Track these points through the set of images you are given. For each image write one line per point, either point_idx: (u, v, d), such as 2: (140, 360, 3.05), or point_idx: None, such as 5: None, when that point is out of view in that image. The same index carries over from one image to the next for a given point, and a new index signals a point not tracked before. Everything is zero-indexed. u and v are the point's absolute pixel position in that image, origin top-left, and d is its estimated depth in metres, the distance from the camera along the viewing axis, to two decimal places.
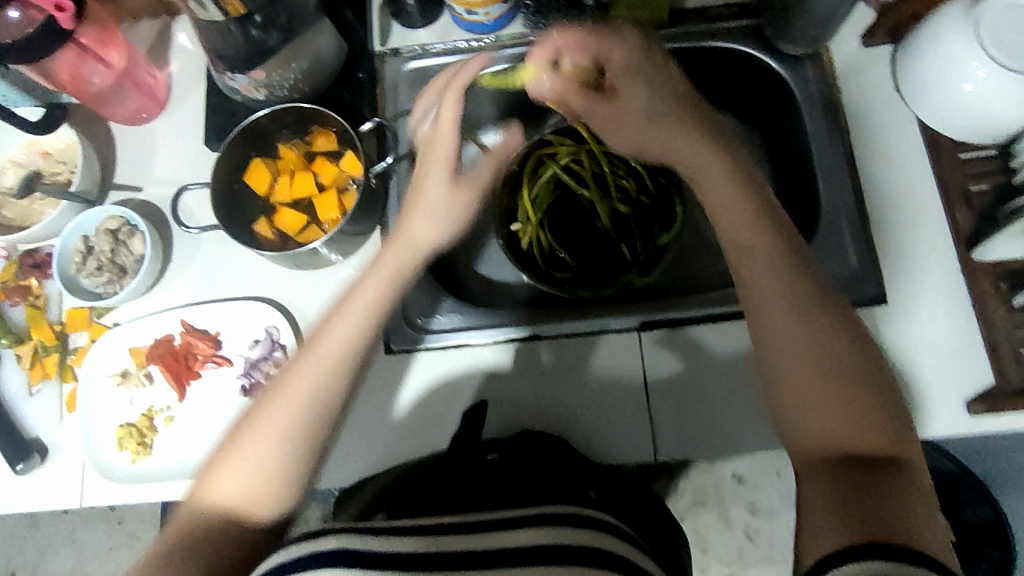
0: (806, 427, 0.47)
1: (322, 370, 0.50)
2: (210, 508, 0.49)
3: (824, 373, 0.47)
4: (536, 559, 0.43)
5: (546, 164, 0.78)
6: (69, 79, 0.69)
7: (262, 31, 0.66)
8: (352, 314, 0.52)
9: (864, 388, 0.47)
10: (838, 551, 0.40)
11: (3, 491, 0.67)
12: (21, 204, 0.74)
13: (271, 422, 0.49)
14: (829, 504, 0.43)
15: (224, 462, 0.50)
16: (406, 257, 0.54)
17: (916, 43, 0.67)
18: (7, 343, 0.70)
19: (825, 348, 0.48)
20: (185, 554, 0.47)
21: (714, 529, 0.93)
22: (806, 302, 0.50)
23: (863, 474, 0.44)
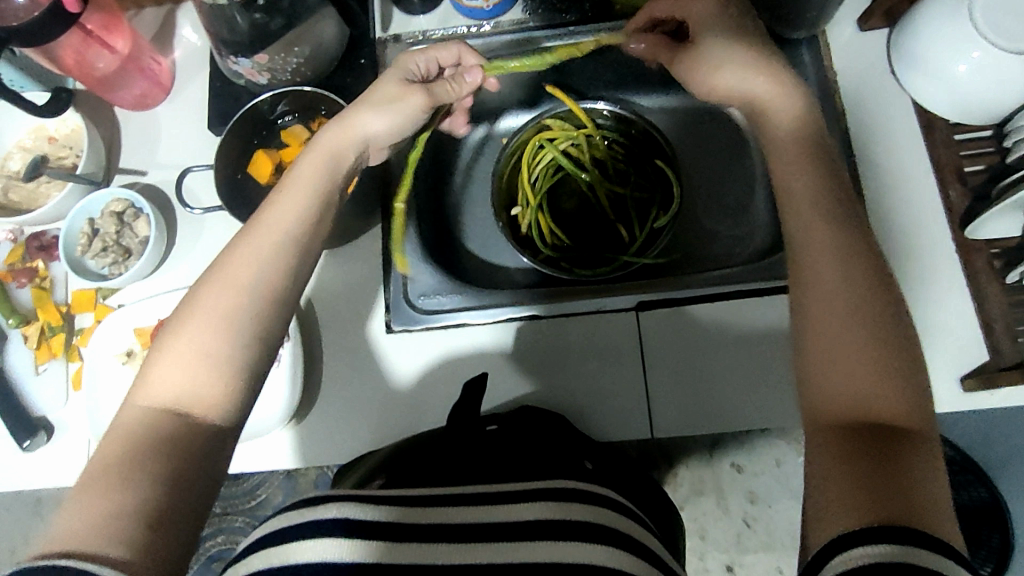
0: (820, 381, 0.42)
1: (265, 248, 0.46)
2: (146, 413, 0.42)
3: (853, 331, 0.42)
4: (538, 533, 0.42)
5: (546, 149, 0.79)
6: (74, 64, 0.70)
7: (265, 15, 0.68)
8: (290, 199, 0.49)
9: (894, 357, 0.41)
10: (849, 533, 0.35)
11: (11, 468, 0.68)
12: (28, 188, 0.75)
13: (214, 307, 0.44)
14: (850, 470, 0.38)
15: (164, 357, 0.43)
16: (341, 141, 0.54)
17: (910, 25, 0.67)
18: (14, 323, 0.71)
19: (858, 298, 0.43)
20: (121, 466, 0.39)
21: (712, 516, 0.93)
22: (854, 253, 0.44)
23: (876, 436, 0.39)
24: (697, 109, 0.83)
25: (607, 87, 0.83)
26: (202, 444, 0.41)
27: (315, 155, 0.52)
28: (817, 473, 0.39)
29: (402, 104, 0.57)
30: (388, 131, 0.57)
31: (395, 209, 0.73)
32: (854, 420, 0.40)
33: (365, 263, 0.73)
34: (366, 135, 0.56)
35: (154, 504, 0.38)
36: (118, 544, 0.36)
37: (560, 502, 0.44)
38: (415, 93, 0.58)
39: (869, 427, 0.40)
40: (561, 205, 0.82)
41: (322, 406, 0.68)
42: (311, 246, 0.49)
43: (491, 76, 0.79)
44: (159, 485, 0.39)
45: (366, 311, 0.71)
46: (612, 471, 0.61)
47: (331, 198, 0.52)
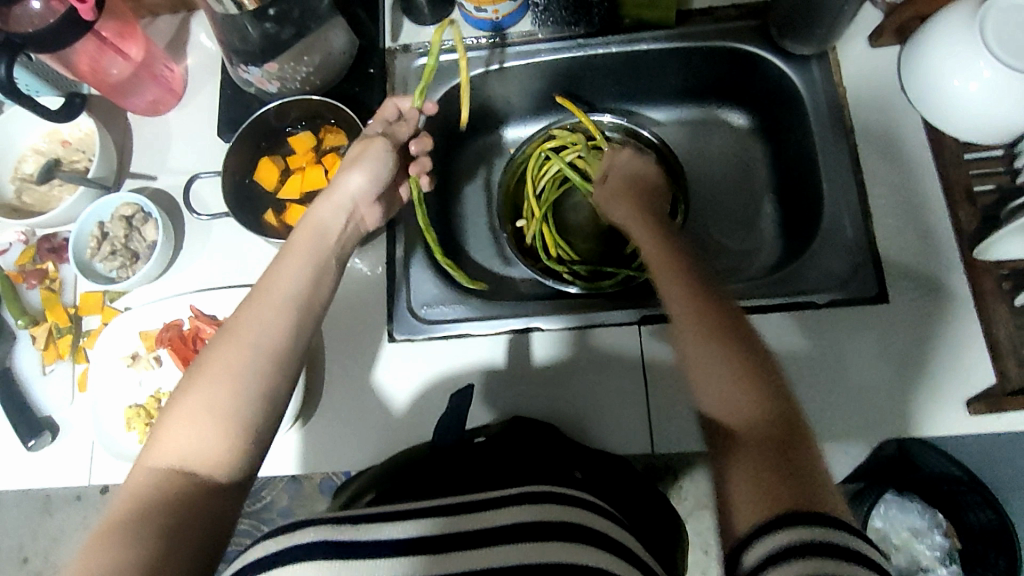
0: (705, 406, 0.47)
1: (270, 310, 0.47)
2: (158, 471, 0.42)
3: (725, 357, 0.47)
4: (520, 536, 0.42)
5: (551, 160, 0.79)
6: (89, 70, 0.71)
7: (276, 25, 0.68)
8: (296, 259, 0.50)
9: (760, 369, 0.46)
10: (765, 528, 0.40)
11: (17, 468, 0.69)
12: (41, 190, 0.76)
13: (220, 367, 0.44)
14: (750, 479, 0.42)
15: (169, 417, 0.43)
16: (329, 209, 0.55)
17: (920, 44, 0.67)
18: (23, 324, 0.73)
19: (717, 327, 0.48)
20: (136, 525, 0.40)
21: (716, 531, 0.92)
22: (704, 291, 0.51)
23: (755, 440, 0.44)
24: (701, 120, 0.84)
25: (615, 98, 0.83)
26: (206, 504, 0.42)
27: (306, 223, 0.53)
28: (723, 489, 0.44)
29: (370, 153, 0.58)
30: (370, 182, 0.58)
31: (398, 219, 0.73)
32: (737, 435, 0.45)
33: (368, 269, 0.73)
34: (352, 196, 0.56)
35: (156, 565, 0.39)
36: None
37: (539, 504, 0.44)
38: (373, 141, 0.59)
39: (756, 435, 0.44)
40: (566, 216, 0.82)
41: (322, 413, 0.68)
42: (319, 300, 0.50)
43: (497, 86, 0.79)
44: (163, 549, 0.39)
45: (367, 319, 0.71)
46: (602, 481, 0.61)
47: (329, 263, 0.52)
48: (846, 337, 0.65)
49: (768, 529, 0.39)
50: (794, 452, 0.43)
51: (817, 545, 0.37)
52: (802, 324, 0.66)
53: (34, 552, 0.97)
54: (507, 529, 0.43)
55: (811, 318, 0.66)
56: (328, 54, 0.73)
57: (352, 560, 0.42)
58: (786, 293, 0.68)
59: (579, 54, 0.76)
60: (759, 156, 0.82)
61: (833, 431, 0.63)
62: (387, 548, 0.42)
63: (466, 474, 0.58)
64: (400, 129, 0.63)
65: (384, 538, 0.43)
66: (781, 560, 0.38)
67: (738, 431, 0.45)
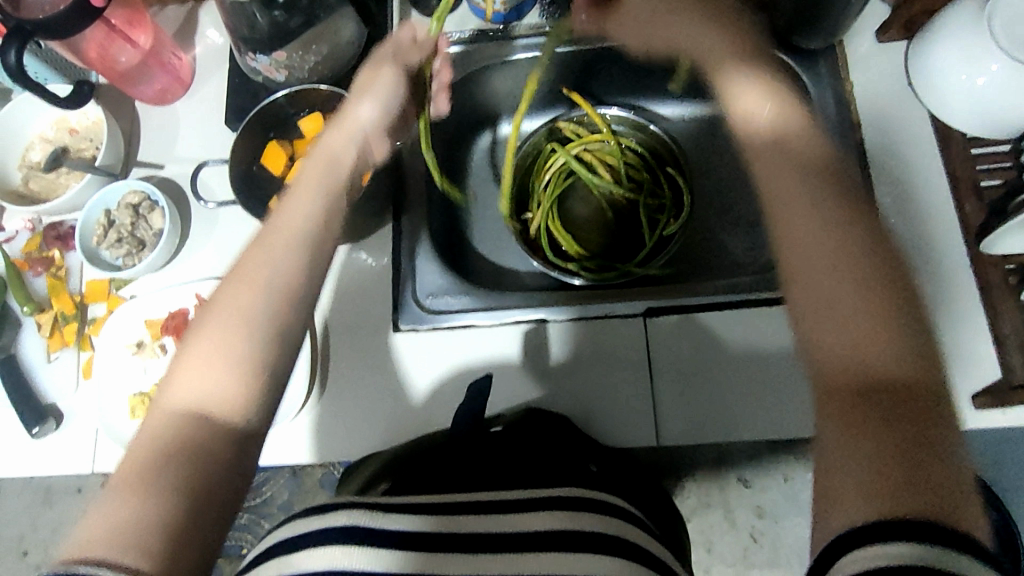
0: (819, 343, 0.41)
1: (282, 247, 0.46)
2: (174, 415, 0.42)
3: (862, 298, 0.40)
4: (546, 546, 0.43)
5: (558, 152, 0.79)
6: (98, 58, 0.71)
7: (285, 13, 0.70)
8: (307, 193, 0.49)
9: (901, 317, 0.40)
10: (858, 526, 0.36)
11: (20, 455, 0.69)
12: (47, 178, 0.76)
13: (235, 306, 0.44)
14: (861, 454, 0.37)
15: (185, 359, 0.43)
16: (339, 141, 0.53)
17: (927, 38, 0.67)
18: (28, 311, 0.72)
19: (856, 257, 0.42)
20: (157, 473, 0.39)
21: (718, 529, 0.91)
22: (842, 211, 0.43)
23: (882, 399, 0.38)
24: (711, 117, 0.84)
25: (622, 92, 0.83)
26: (226, 452, 0.41)
27: (317, 155, 0.52)
28: (831, 450, 0.39)
29: (378, 83, 0.55)
30: (381, 114, 0.55)
31: (405, 209, 0.74)
32: (858, 387, 0.39)
33: (374, 261, 0.73)
34: (362, 127, 0.54)
35: (177, 518, 0.38)
36: (141, 560, 0.37)
37: (567, 513, 0.44)
38: (384, 67, 0.56)
39: (886, 396, 0.38)
40: (572, 210, 0.82)
41: (329, 401, 0.68)
42: (330, 236, 0.49)
43: (506, 77, 0.78)
44: (184, 503, 0.39)
45: (374, 309, 0.71)
46: (616, 474, 0.60)
47: (341, 197, 0.51)
48: None
49: (875, 538, 0.34)
50: (930, 425, 0.37)
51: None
52: None
53: (35, 543, 0.97)
54: (525, 536, 0.43)
55: None
56: (336, 44, 0.73)
57: (385, 549, 0.42)
58: None
59: (582, 47, 0.75)
60: None
61: None
62: (398, 539, 0.42)
63: (477, 466, 0.58)
64: (411, 52, 0.57)
65: (398, 529, 0.43)
66: None
67: (861, 382, 0.39)
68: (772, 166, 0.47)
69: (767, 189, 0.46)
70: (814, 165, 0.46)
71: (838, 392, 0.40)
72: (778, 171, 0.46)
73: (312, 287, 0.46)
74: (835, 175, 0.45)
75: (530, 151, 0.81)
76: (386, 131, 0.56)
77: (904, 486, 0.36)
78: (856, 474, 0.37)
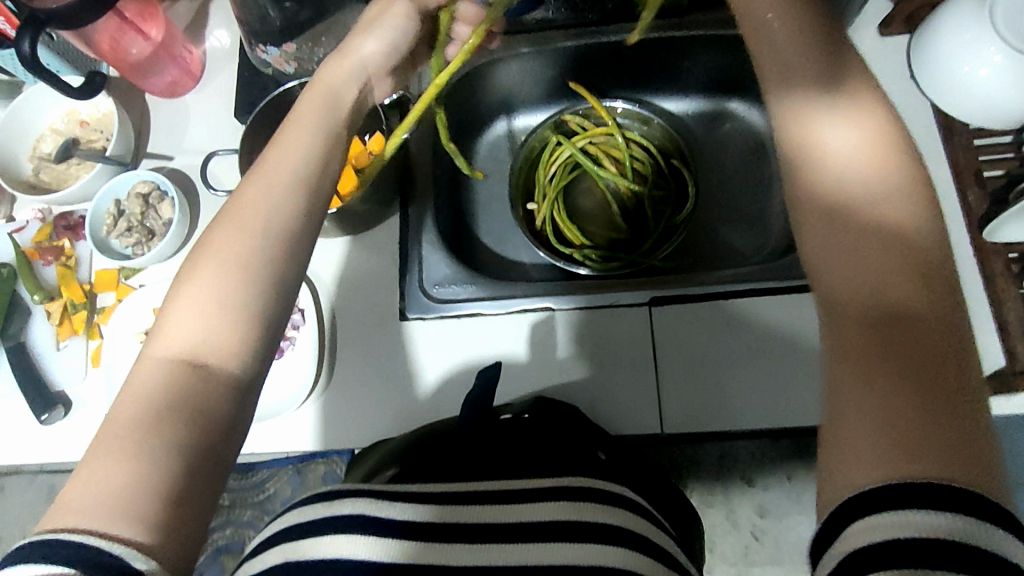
0: (833, 286, 0.39)
1: (279, 189, 0.46)
2: (164, 360, 0.41)
3: (891, 242, 0.38)
4: (557, 533, 0.42)
5: (563, 145, 0.80)
6: (110, 49, 0.72)
7: (296, 4, 0.70)
8: (306, 133, 0.49)
9: (930, 263, 0.38)
10: (879, 486, 0.33)
11: (28, 442, 0.69)
12: (58, 168, 0.77)
13: (231, 246, 0.44)
14: (877, 406, 0.35)
15: (177, 305, 0.43)
16: (341, 82, 0.54)
17: (930, 30, 0.68)
18: (39, 299, 0.73)
19: (888, 200, 0.40)
20: (147, 423, 0.39)
21: (721, 528, 0.91)
22: (880, 153, 0.41)
23: (910, 346, 0.36)
24: (711, 112, 0.85)
25: (625, 87, 0.84)
26: (220, 407, 0.41)
27: (315, 91, 0.52)
28: (841, 399, 0.36)
29: (387, 21, 0.55)
30: (385, 54, 0.56)
31: (412, 200, 0.74)
32: (883, 331, 0.37)
33: (381, 252, 0.74)
34: (366, 64, 0.55)
35: (170, 478, 0.38)
36: (131, 527, 0.36)
37: (573, 502, 0.44)
38: (396, 3, 0.56)
39: (917, 342, 0.36)
40: (577, 202, 0.83)
41: (337, 390, 0.69)
42: (324, 187, 0.49)
43: (514, 69, 0.80)
44: (178, 460, 0.38)
45: (382, 298, 0.72)
46: (625, 461, 0.60)
47: (339, 138, 0.51)
48: None
49: (892, 505, 0.32)
50: (965, 379, 0.35)
51: (951, 551, 0.30)
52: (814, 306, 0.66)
53: None
54: (533, 527, 0.43)
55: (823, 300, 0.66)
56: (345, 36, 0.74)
57: (389, 538, 0.42)
58: (799, 278, 0.67)
59: (591, 41, 0.76)
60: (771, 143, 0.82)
61: None
62: (403, 528, 0.42)
63: (485, 456, 0.58)
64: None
65: (402, 518, 0.43)
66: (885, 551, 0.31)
67: (888, 326, 0.37)
68: (802, 108, 0.44)
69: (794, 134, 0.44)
70: (851, 105, 0.43)
71: (861, 335, 0.37)
72: (810, 111, 0.43)
73: (307, 234, 0.47)
74: (880, 116, 0.42)
75: (537, 143, 0.82)
76: (387, 71, 0.57)
77: (934, 447, 0.33)
78: (877, 427, 0.34)
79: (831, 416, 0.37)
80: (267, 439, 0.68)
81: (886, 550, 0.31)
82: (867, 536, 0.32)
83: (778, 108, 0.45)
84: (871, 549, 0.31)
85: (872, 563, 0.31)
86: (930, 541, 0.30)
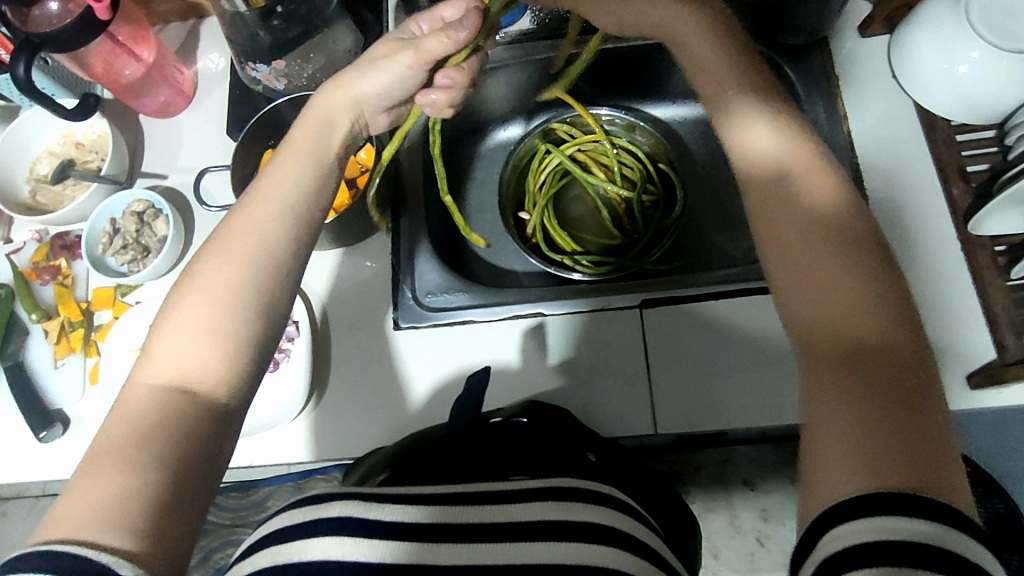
0: (805, 304, 0.40)
1: (269, 220, 0.47)
2: (153, 390, 0.42)
3: (853, 251, 0.39)
4: (545, 530, 0.42)
5: (552, 153, 0.82)
6: (103, 71, 0.74)
7: (283, 22, 0.72)
8: (292, 166, 0.50)
9: (889, 282, 0.39)
10: (859, 498, 0.32)
11: (25, 460, 0.69)
12: (54, 190, 0.78)
13: (218, 279, 0.44)
14: (849, 427, 0.35)
15: (164, 333, 0.43)
16: (333, 109, 0.54)
17: (906, 32, 0.69)
18: (36, 318, 0.74)
19: (844, 213, 0.41)
20: (137, 448, 0.39)
21: (725, 535, 0.89)
22: (827, 171, 0.43)
23: (878, 358, 0.36)
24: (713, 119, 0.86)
25: (623, 96, 0.85)
26: (205, 427, 0.41)
27: (306, 121, 0.53)
28: (816, 420, 0.37)
29: (389, 64, 0.54)
30: (381, 94, 0.56)
31: (405, 211, 0.76)
32: (846, 345, 0.37)
33: (372, 263, 0.75)
34: (360, 100, 0.55)
35: (161, 495, 0.38)
36: (124, 539, 0.36)
37: (560, 502, 0.44)
38: (402, 53, 0.54)
39: (884, 354, 0.36)
40: (567, 208, 0.84)
41: (331, 399, 0.69)
42: (314, 216, 0.50)
43: (503, 78, 0.80)
44: (169, 478, 0.39)
45: (375, 309, 0.72)
46: (617, 463, 0.60)
47: (329, 167, 0.52)
48: None
49: (866, 512, 0.32)
50: (927, 390, 0.36)
51: (930, 562, 0.30)
52: None
53: None
54: (522, 525, 0.43)
55: None
56: (334, 52, 0.76)
57: (378, 540, 0.42)
58: None
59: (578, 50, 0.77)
60: None
61: None
62: (393, 529, 0.42)
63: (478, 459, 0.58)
64: (432, 43, 0.54)
65: (392, 520, 0.43)
66: (873, 556, 0.30)
67: (852, 337, 0.38)
68: (752, 126, 0.45)
69: (746, 150, 0.45)
70: (796, 127, 0.45)
71: (830, 346, 0.38)
72: (759, 127, 0.45)
73: (298, 263, 0.48)
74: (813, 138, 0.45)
75: (526, 152, 0.83)
76: (383, 107, 0.58)
77: (906, 456, 0.33)
78: (852, 436, 0.35)
79: (812, 430, 0.37)
80: (260, 453, 0.68)
81: (863, 552, 0.31)
82: (846, 539, 0.32)
83: (726, 126, 0.47)
84: (845, 554, 0.31)
85: (855, 561, 0.31)
86: (902, 544, 0.30)
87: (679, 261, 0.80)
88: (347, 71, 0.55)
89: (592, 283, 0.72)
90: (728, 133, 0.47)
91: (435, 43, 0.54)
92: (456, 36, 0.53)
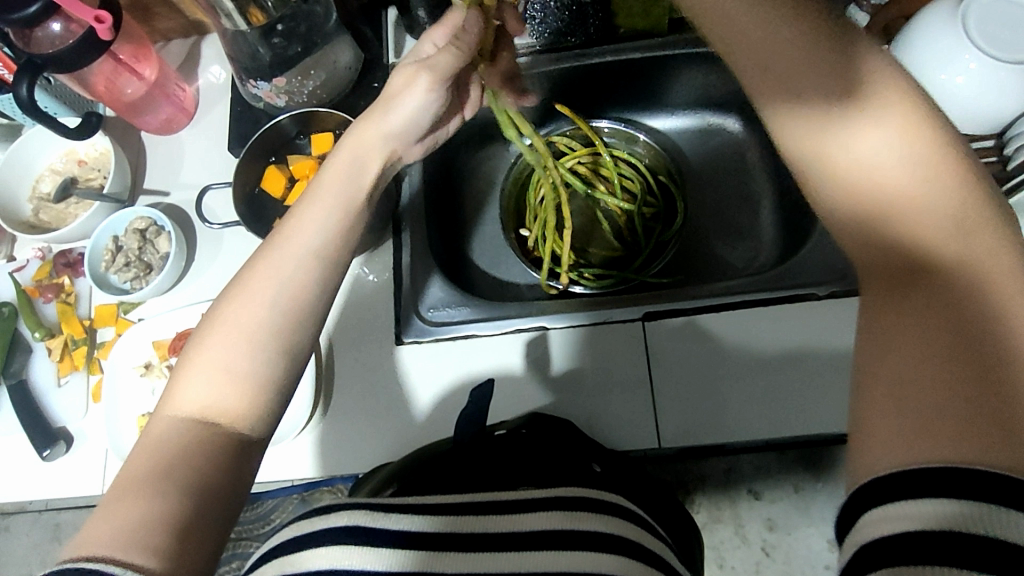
0: (878, 271, 0.39)
1: (289, 260, 0.47)
2: (174, 427, 0.42)
3: (926, 212, 0.37)
4: (552, 544, 0.42)
5: (553, 165, 0.81)
6: (105, 90, 0.75)
7: (284, 40, 0.72)
8: (320, 202, 0.51)
9: (967, 236, 0.37)
10: (897, 476, 0.32)
11: (28, 478, 0.69)
12: (57, 208, 0.79)
13: (238, 321, 0.45)
14: (912, 409, 0.33)
15: (188, 373, 0.44)
16: (367, 144, 0.55)
17: (898, 44, 0.69)
18: (39, 337, 0.74)
19: (914, 171, 0.38)
20: (157, 477, 0.39)
21: (732, 544, 0.88)
22: (925, 125, 0.39)
23: (947, 317, 0.35)
24: (711, 129, 0.86)
25: (621, 108, 0.86)
26: (201, 457, 0.41)
27: (337, 161, 0.53)
28: (872, 404, 0.35)
29: (408, 94, 0.55)
30: (408, 125, 0.57)
31: (404, 224, 0.76)
32: (913, 319, 0.36)
33: (376, 277, 0.75)
34: (390, 138, 0.56)
35: (164, 516, 0.38)
36: (144, 559, 0.36)
37: (566, 512, 0.44)
38: (417, 79, 0.55)
39: (955, 317, 0.35)
40: (569, 220, 0.85)
41: (335, 414, 0.69)
42: (340, 255, 0.50)
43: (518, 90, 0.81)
44: (188, 496, 0.39)
45: (377, 323, 0.73)
46: (622, 473, 0.60)
47: (359, 205, 0.52)
48: (850, 327, 0.66)
49: (905, 494, 0.31)
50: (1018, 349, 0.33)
51: (988, 547, 0.29)
52: (804, 315, 0.67)
53: None
54: (528, 535, 0.43)
55: (812, 309, 0.67)
56: (334, 68, 0.76)
57: (388, 548, 0.42)
58: (787, 286, 0.68)
59: (575, 63, 0.78)
60: (761, 163, 0.83)
61: (841, 416, 0.63)
62: (400, 538, 0.42)
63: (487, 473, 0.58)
64: (444, 58, 0.54)
65: (399, 529, 0.43)
66: (898, 544, 0.30)
67: (915, 307, 0.36)
68: (793, 110, 0.42)
69: (791, 139, 0.43)
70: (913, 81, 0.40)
71: (888, 311, 0.37)
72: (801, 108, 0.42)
73: (321, 301, 0.48)
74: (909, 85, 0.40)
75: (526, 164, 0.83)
76: (414, 141, 0.59)
77: (968, 428, 0.32)
78: (910, 410, 0.33)
79: (864, 420, 0.35)
80: (265, 466, 0.68)
81: (894, 541, 0.30)
82: (880, 528, 0.31)
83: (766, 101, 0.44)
84: (888, 539, 0.30)
85: (887, 555, 0.30)
86: (934, 534, 0.29)
87: (683, 273, 0.81)
88: (373, 108, 0.56)
89: (596, 297, 0.72)
90: (769, 115, 0.44)
91: (446, 55, 0.54)
92: (463, 48, 0.54)
